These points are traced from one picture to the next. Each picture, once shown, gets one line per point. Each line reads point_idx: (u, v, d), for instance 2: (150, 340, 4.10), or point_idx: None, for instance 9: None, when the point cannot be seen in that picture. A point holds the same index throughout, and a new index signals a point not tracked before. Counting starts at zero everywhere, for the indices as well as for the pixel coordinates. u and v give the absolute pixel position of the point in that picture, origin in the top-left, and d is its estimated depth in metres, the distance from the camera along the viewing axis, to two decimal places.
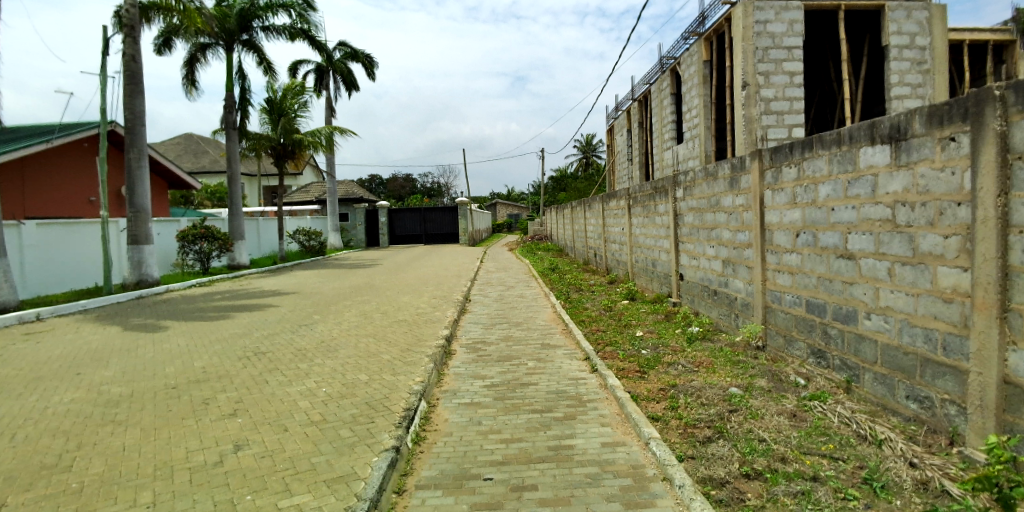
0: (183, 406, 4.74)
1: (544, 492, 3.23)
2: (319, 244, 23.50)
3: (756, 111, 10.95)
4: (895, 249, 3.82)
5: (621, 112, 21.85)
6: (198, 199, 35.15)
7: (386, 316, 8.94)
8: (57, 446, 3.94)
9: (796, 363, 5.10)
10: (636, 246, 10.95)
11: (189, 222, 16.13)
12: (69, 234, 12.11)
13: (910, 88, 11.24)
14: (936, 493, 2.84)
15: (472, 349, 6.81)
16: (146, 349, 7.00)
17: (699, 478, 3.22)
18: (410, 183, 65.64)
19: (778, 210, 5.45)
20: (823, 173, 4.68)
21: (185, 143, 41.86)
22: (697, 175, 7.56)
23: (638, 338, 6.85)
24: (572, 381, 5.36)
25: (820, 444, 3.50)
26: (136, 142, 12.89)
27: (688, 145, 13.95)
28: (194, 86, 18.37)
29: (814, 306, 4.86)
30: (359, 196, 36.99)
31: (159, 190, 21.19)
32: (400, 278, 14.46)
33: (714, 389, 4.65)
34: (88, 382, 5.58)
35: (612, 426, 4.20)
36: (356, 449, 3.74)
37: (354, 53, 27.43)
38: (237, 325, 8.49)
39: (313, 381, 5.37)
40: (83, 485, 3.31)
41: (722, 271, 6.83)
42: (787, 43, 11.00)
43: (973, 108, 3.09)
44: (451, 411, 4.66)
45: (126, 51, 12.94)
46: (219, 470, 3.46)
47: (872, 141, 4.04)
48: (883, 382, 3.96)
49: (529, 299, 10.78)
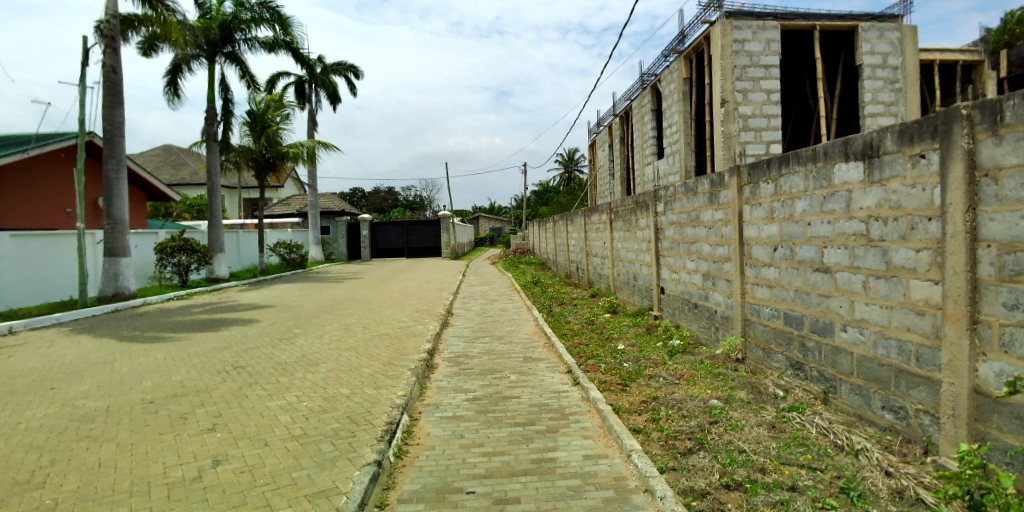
0: (162, 420, 4.66)
1: (526, 504, 3.24)
2: (300, 257, 23.30)
3: (734, 127, 11.17)
4: (870, 262, 3.93)
5: (603, 128, 22.12)
6: (177, 210, 34.66)
7: (368, 329, 8.89)
8: (30, 462, 3.85)
9: (774, 374, 5.18)
10: (618, 259, 11.04)
11: (167, 234, 15.91)
12: (43, 245, 11.87)
13: (883, 106, 11.55)
14: (911, 501, 2.91)
15: (454, 362, 6.79)
16: (123, 363, 6.87)
17: (680, 489, 3.26)
18: (393, 196, 65.62)
19: (757, 224, 5.56)
20: (799, 189, 4.80)
21: (164, 155, 41.37)
22: (678, 190, 7.68)
23: (619, 351, 6.89)
24: (554, 394, 5.38)
25: (798, 455, 3.56)
26: (114, 153, 12.74)
27: (669, 161, 14.16)
28: (177, 95, 18.20)
29: (791, 319, 4.95)
30: (341, 209, 36.81)
31: (138, 201, 20.89)
32: (382, 292, 14.38)
33: (695, 401, 4.70)
34: (63, 397, 5.47)
35: (594, 438, 4.23)
36: (338, 463, 3.71)
37: (339, 66, 27.46)
38: (217, 338, 8.38)
39: (294, 395, 5.32)
40: (58, 501, 3.24)
41: (702, 284, 6.92)
42: (765, 61, 11.28)
43: (942, 126, 3.20)
44: (433, 425, 4.65)
45: (106, 62, 12.82)
46: (199, 485, 3.42)
47: (846, 157, 4.16)
48: (859, 392, 4.04)
49: (511, 312, 10.80)
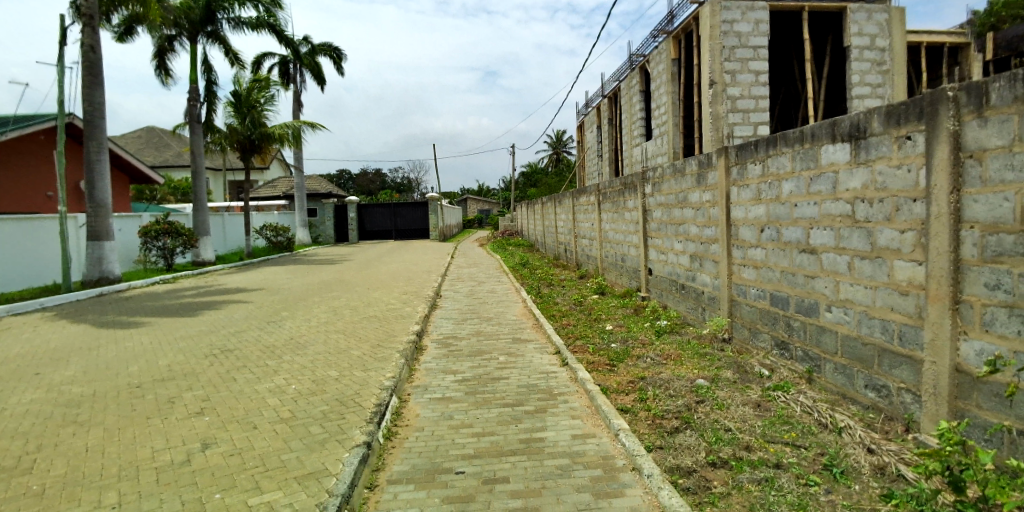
0: (149, 405, 4.63)
1: (516, 484, 3.27)
2: (287, 240, 23.11)
3: (722, 108, 11.15)
4: (855, 243, 3.97)
5: (591, 109, 21.99)
6: (161, 193, 34.16)
7: (356, 312, 8.87)
8: (15, 448, 3.82)
9: (760, 354, 5.25)
10: (606, 241, 11.06)
11: (151, 217, 15.69)
12: (24, 229, 11.65)
13: (870, 88, 11.58)
14: (892, 477, 2.97)
15: (443, 344, 6.81)
16: (109, 348, 6.81)
17: (667, 467, 3.31)
18: (381, 178, 65.13)
19: (743, 206, 5.59)
20: (786, 170, 4.81)
21: (146, 137, 40.65)
22: (666, 171, 7.67)
23: (607, 332, 6.94)
24: (543, 375, 5.41)
25: (783, 433, 3.62)
26: (95, 135, 12.48)
27: (657, 142, 14.14)
28: (169, 76, 17.83)
29: (777, 299, 5.00)
30: (328, 191, 36.46)
31: (120, 184, 20.54)
32: (371, 274, 14.33)
33: (682, 381, 4.76)
34: (48, 382, 5.41)
35: (582, 419, 4.26)
36: (327, 445, 3.72)
37: (324, 46, 26.99)
38: (204, 322, 8.32)
39: (282, 378, 5.31)
40: (45, 487, 3.22)
41: (690, 265, 6.96)
42: (753, 42, 11.23)
43: (928, 108, 3.21)
44: (422, 406, 4.66)
45: (84, 41, 12.49)
46: (187, 469, 3.41)
47: (833, 139, 4.17)
48: (843, 372, 4.10)
49: (500, 293, 10.81)
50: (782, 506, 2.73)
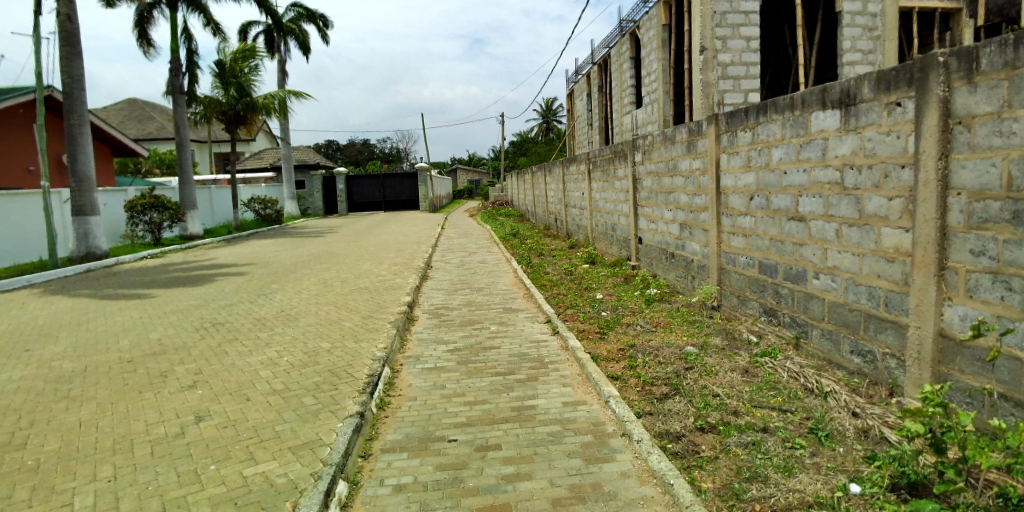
0: (141, 379, 4.64)
1: (508, 450, 3.32)
2: (276, 213, 22.92)
3: (713, 76, 11.03)
4: (843, 211, 3.98)
5: (581, 76, 21.69)
6: (146, 166, 33.57)
7: (347, 283, 8.86)
8: (8, 423, 3.83)
9: (749, 321, 5.32)
10: (596, 210, 11.06)
11: (137, 191, 15.46)
12: (7, 205, 11.46)
13: (861, 54, 11.48)
14: (876, 439, 3.05)
15: (434, 314, 6.84)
16: (98, 323, 6.78)
17: (656, 432, 3.37)
18: (369, 149, 64.32)
19: (733, 174, 5.58)
20: (776, 137, 4.80)
21: (127, 109, 39.71)
22: (655, 138, 7.62)
23: (597, 301, 6.99)
24: (534, 344, 5.46)
25: (770, 398, 3.69)
26: (76, 107, 12.19)
27: (647, 110, 14.02)
28: (150, 47, 17.37)
29: (765, 267, 5.05)
30: (316, 163, 36.01)
31: (103, 158, 20.16)
32: (360, 246, 14.27)
33: (671, 348, 4.82)
34: (38, 358, 5.39)
35: (573, 386, 4.32)
36: (320, 415, 3.75)
37: (309, 13, 26.30)
38: (193, 296, 8.28)
39: (274, 350, 5.31)
40: (40, 461, 3.24)
41: (679, 234, 7.00)
42: (745, 7, 11.04)
43: (919, 74, 3.18)
44: (414, 376, 4.70)
45: (59, 10, 12.09)
46: (181, 441, 3.43)
47: (823, 106, 4.14)
48: (830, 338, 4.16)
49: (490, 264, 10.82)
50: (768, 469, 2.80)
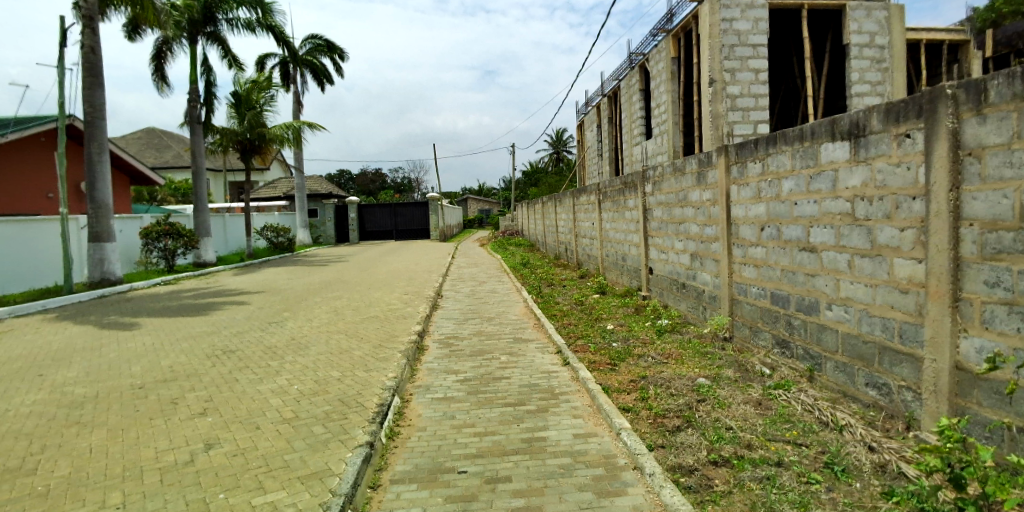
0: (152, 406, 4.65)
1: (518, 483, 3.28)
2: (288, 241, 23.14)
3: (722, 107, 11.15)
4: (855, 241, 3.97)
5: (591, 107, 21.96)
6: (162, 194, 34.24)
7: (357, 312, 8.88)
8: (20, 448, 3.84)
9: (761, 353, 5.26)
10: (607, 240, 11.08)
11: (152, 218, 15.71)
12: (25, 231, 11.67)
13: (869, 86, 11.58)
14: (893, 474, 2.98)
15: (444, 343, 6.82)
16: (110, 349, 6.82)
17: (669, 466, 3.32)
18: (381, 178, 65.17)
19: (744, 205, 5.60)
20: (786, 168, 4.82)
21: (146, 138, 40.67)
22: (666, 170, 7.67)
23: (608, 331, 6.95)
24: (545, 374, 5.42)
25: (785, 431, 3.63)
26: (96, 136, 12.49)
27: (657, 141, 14.14)
28: (165, 83, 17.87)
29: (778, 298, 5.01)
30: (329, 192, 36.54)
31: (121, 185, 20.56)
32: (371, 274, 14.36)
33: (683, 380, 4.77)
34: (51, 383, 5.43)
35: (584, 418, 4.28)
36: (330, 445, 3.73)
37: (325, 45, 27.03)
38: (205, 323, 8.33)
39: (285, 378, 5.32)
40: (50, 487, 3.23)
41: (690, 264, 6.97)
42: (753, 40, 11.21)
43: (927, 106, 3.22)
44: (424, 406, 4.67)
45: (84, 42, 12.50)
46: (191, 469, 3.42)
47: (833, 137, 4.18)
48: (844, 370, 4.11)
49: (501, 293, 10.82)
50: (784, 505, 2.74)
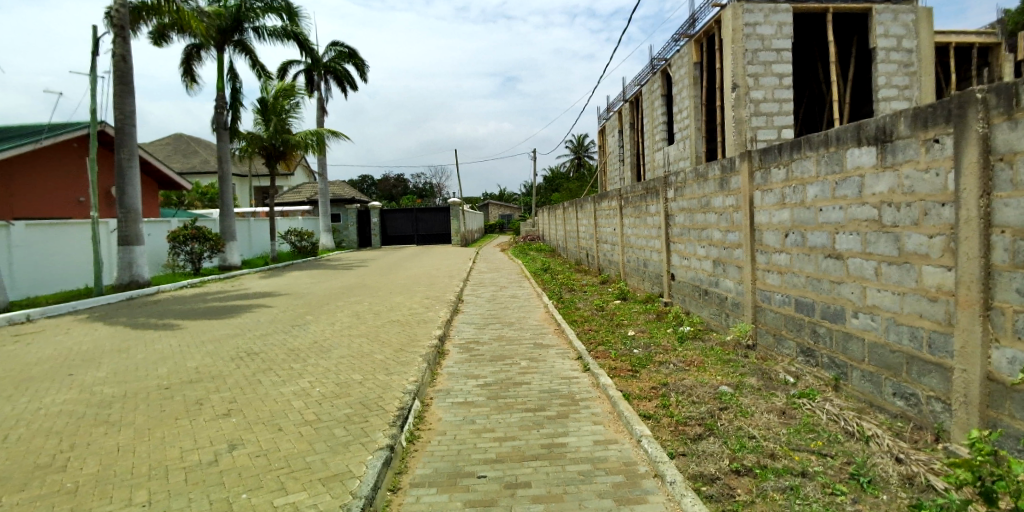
0: (177, 406, 4.74)
1: (537, 489, 3.27)
2: (311, 245, 23.45)
3: (745, 112, 11.03)
4: (882, 248, 3.90)
5: (613, 113, 21.90)
6: (189, 199, 35.01)
7: (378, 316, 8.95)
8: (51, 446, 3.95)
9: (785, 361, 5.18)
10: (628, 246, 11.02)
11: (180, 222, 16.06)
12: (58, 234, 12.02)
13: (897, 90, 11.36)
14: (921, 487, 2.91)
15: (464, 348, 6.84)
16: (138, 350, 6.98)
17: (690, 474, 3.28)
18: (403, 184, 65.74)
19: (768, 210, 5.53)
20: (811, 174, 4.76)
21: (174, 144, 41.59)
22: (688, 175, 7.62)
23: (629, 337, 6.90)
24: (564, 380, 5.41)
25: (809, 441, 3.56)
26: (126, 142, 12.80)
27: (679, 146, 14.04)
28: (194, 81, 18.25)
29: (802, 306, 4.94)
30: (351, 197, 36.98)
31: (149, 190, 21.07)
32: (392, 279, 14.47)
33: (705, 387, 4.72)
34: (81, 383, 5.58)
35: (604, 424, 4.26)
36: (351, 447, 3.76)
37: (348, 53, 27.41)
38: (230, 325, 8.48)
39: (307, 381, 5.38)
40: (78, 484, 3.32)
41: (713, 270, 6.91)
42: (777, 45, 11.10)
43: (957, 111, 3.16)
44: (444, 410, 4.70)
45: (116, 51, 12.85)
46: (215, 469, 3.48)
47: (858, 142, 4.11)
48: (870, 379, 4.03)
49: (521, 299, 10.82)
50: None
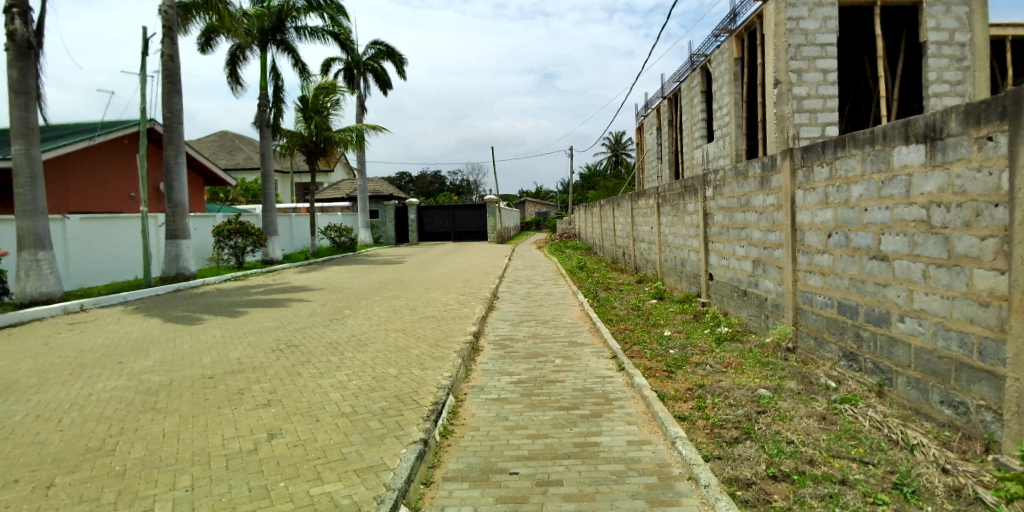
0: (220, 395, 4.90)
1: (569, 487, 3.27)
2: (350, 241, 23.92)
3: (788, 109, 10.75)
4: (930, 250, 3.75)
5: (651, 110, 21.63)
6: (234, 194, 36.14)
7: (415, 311, 9.07)
8: (101, 430, 4.13)
9: (826, 365, 5.04)
10: (665, 245, 10.89)
11: (224, 217, 16.61)
12: (110, 228, 12.56)
13: (948, 85, 10.87)
14: (969, 499, 2.79)
15: (499, 345, 6.88)
16: (184, 340, 7.25)
17: (725, 478, 3.23)
18: (439, 180, 66.31)
19: (810, 210, 5.38)
20: (855, 173, 4.61)
21: (219, 141, 42.93)
22: (727, 174, 7.48)
23: (665, 337, 6.82)
24: (598, 379, 5.38)
25: (850, 448, 3.46)
26: (174, 139, 13.25)
27: (719, 144, 13.78)
28: (239, 85, 18.83)
29: (845, 308, 4.79)
30: (389, 194, 37.53)
31: (196, 186, 21.83)
32: (428, 275, 14.64)
33: (743, 390, 4.63)
34: (130, 371, 5.83)
35: (638, 425, 4.22)
36: (385, 440, 3.83)
37: (387, 51, 27.75)
38: (270, 318, 8.71)
39: (344, 374, 5.49)
40: (126, 468, 3.47)
41: (752, 271, 6.77)
42: (821, 39, 10.76)
43: (1012, 107, 3.01)
44: (477, 406, 4.73)
45: (164, 51, 13.32)
46: (254, 457, 3.59)
47: (906, 140, 3.97)
48: (917, 386, 3.88)
49: (557, 296, 10.81)
50: None
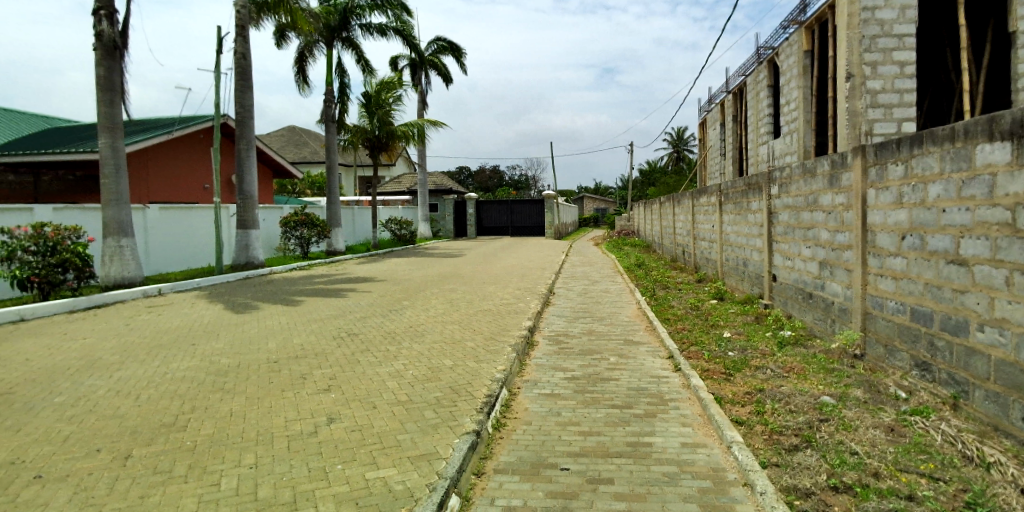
0: (283, 379, 5.13)
1: (620, 486, 3.25)
2: (409, 233, 24.50)
3: (861, 104, 10.23)
4: (1015, 255, 3.50)
5: (715, 105, 21.04)
6: (299, 187, 37.60)
7: (471, 304, 9.20)
8: (174, 407, 4.41)
9: (897, 374, 4.79)
10: (727, 244, 10.59)
11: (291, 209, 17.34)
12: (184, 217, 13.32)
13: None
14: None
15: (554, 340, 6.89)
16: (251, 326, 7.62)
17: (782, 486, 3.13)
18: (496, 175, 66.72)
19: (882, 210, 5.11)
20: (933, 172, 4.35)
21: (287, 135, 44.68)
22: (794, 171, 7.21)
23: (724, 339, 6.66)
24: (654, 379, 5.31)
25: (919, 462, 3.29)
26: (245, 134, 13.87)
27: (785, 140, 13.27)
28: (306, 84, 19.50)
29: (919, 315, 4.54)
30: (448, 189, 38.12)
31: (266, 178, 22.84)
32: (485, 269, 14.80)
33: (805, 397, 4.47)
34: (203, 352, 6.18)
35: (693, 427, 4.14)
36: (439, 429, 3.91)
37: (448, 46, 28.09)
38: (331, 307, 9.04)
39: (401, 363, 5.64)
40: (196, 443, 3.69)
41: (818, 273, 6.50)
42: (899, 30, 10.17)
43: None
44: (531, 401, 4.76)
45: (237, 49, 13.97)
46: (315, 439, 3.75)
47: (991, 137, 3.72)
48: (996, 400, 3.64)
49: (613, 294, 10.71)
50: None
